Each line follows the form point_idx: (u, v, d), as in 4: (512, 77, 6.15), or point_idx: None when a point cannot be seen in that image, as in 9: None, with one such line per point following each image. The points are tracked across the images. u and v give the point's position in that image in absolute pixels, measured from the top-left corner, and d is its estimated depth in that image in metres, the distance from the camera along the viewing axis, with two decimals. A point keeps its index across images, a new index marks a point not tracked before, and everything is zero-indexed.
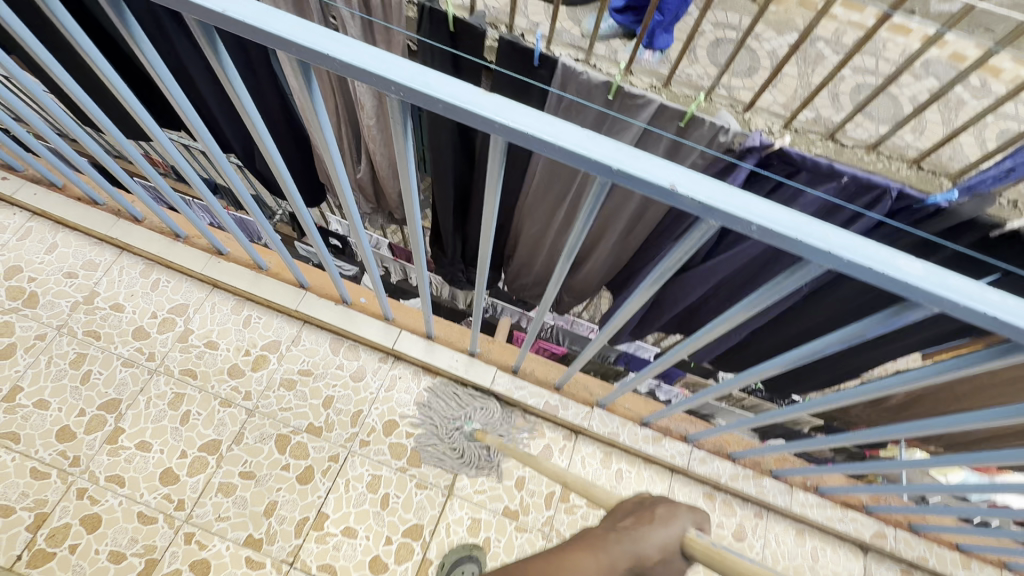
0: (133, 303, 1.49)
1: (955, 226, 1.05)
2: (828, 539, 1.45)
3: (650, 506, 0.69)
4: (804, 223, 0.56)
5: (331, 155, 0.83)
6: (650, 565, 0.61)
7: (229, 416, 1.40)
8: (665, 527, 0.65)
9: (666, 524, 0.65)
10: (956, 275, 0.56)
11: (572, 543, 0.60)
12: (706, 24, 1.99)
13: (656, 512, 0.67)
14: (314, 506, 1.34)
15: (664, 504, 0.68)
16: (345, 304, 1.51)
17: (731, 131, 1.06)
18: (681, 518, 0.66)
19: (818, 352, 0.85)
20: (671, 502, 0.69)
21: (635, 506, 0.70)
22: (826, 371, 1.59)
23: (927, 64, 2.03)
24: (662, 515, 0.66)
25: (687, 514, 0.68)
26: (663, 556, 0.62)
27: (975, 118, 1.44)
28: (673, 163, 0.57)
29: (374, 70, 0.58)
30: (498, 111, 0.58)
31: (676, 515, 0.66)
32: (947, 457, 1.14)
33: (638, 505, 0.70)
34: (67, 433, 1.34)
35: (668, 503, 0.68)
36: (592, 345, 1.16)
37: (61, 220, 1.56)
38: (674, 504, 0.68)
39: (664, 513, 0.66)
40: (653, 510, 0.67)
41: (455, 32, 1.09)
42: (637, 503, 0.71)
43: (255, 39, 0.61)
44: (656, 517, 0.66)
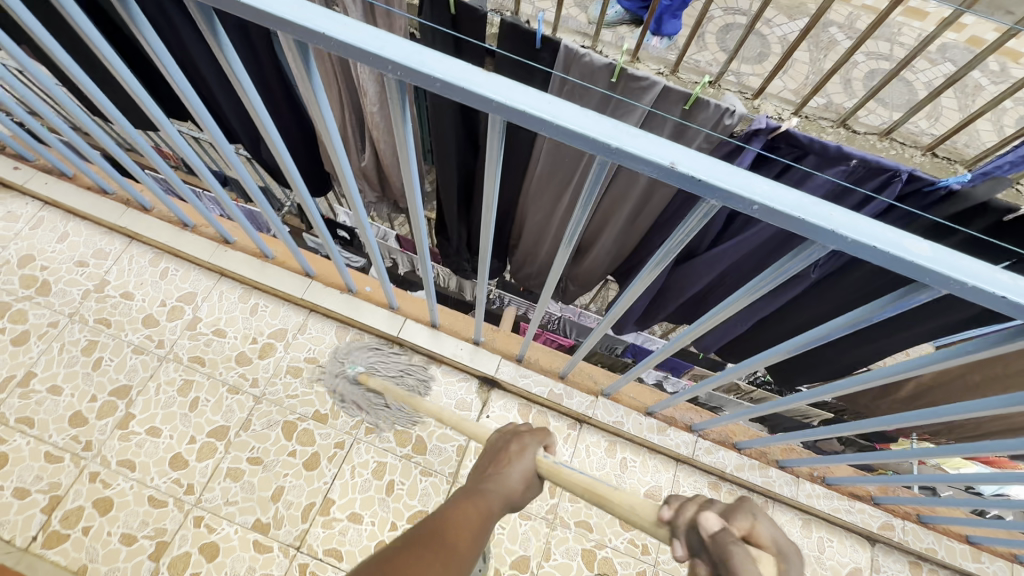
0: (142, 291, 1.51)
1: (968, 210, 1.02)
2: (835, 531, 1.44)
3: (505, 447, 0.82)
4: (807, 202, 0.55)
5: (334, 142, 0.83)
6: (517, 495, 0.76)
7: (237, 403, 1.42)
8: (520, 460, 0.79)
9: (520, 457, 0.80)
10: (965, 256, 0.55)
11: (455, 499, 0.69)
12: (715, 10, 1.96)
13: (510, 452, 0.81)
14: (321, 491, 1.35)
15: (516, 443, 0.82)
16: (350, 293, 1.52)
17: (737, 114, 1.05)
18: (531, 447, 0.82)
19: (825, 337, 0.83)
20: (519, 435, 0.84)
21: (496, 449, 0.83)
22: (835, 360, 1.58)
23: (943, 49, 1.98)
24: (515, 450, 0.81)
25: (536, 444, 0.83)
26: (525, 483, 0.78)
27: (992, 102, 1.40)
28: (673, 141, 0.56)
29: (369, 49, 0.57)
30: (495, 90, 0.57)
31: (526, 447, 0.81)
32: (958, 445, 1.13)
33: (494, 447, 0.84)
34: (80, 418, 1.37)
35: (518, 441, 0.83)
36: (595, 332, 1.15)
37: (71, 209, 1.58)
38: (523, 439, 0.83)
39: (517, 451, 0.81)
40: (511, 451, 0.81)
41: (456, 16, 1.09)
42: (494, 445, 0.85)
43: (253, 19, 0.61)
44: (512, 457, 0.80)
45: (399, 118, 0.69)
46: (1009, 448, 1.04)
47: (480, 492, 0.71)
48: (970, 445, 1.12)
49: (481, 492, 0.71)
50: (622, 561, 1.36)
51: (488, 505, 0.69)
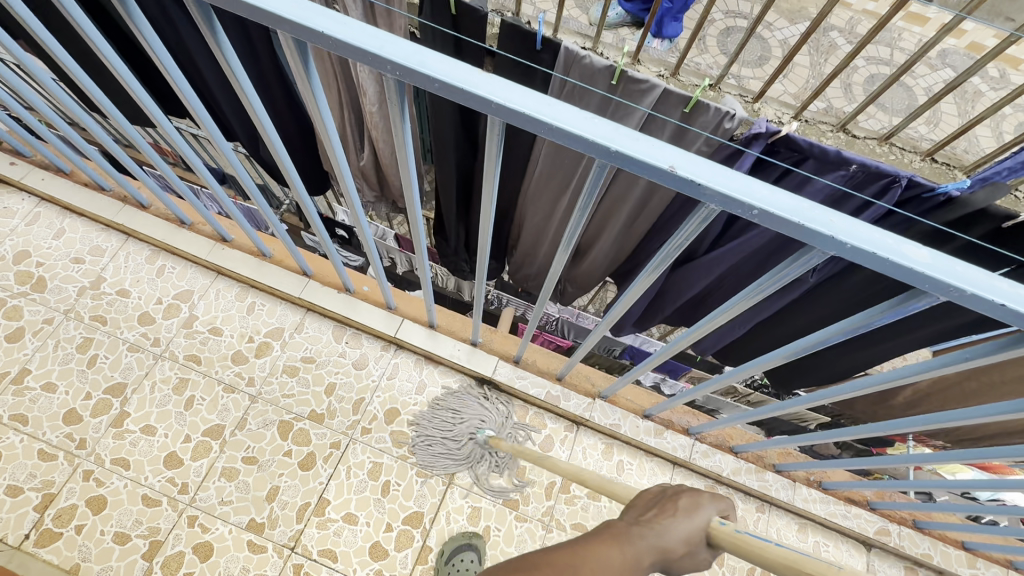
0: (138, 289, 1.51)
1: (967, 216, 1.02)
2: (830, 535, 1.44)
3: (670, 494, 0.63)
4: (806, 207, 0.55)
5: (332, 141, 0.82)
6: (673, 561, 0.58)
7: (232, 402, 1.41)
8: (688, 518, 0.60)
9: (688, 517, 0.60)
10: (964, 263, 0.55)
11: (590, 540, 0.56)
12: (716, 12, 1.96)
13: (678, 504, 0.62)
14: (316, 491, 1.35)
15: (685, 496, 0.62)
16: (348, 292, 1.52)
17: (737, 117, 1.04)
18: (706, 509, 0.61)
19: (824, 341, 0.82)
20: (694, 490, 0.63)
21: (655, 493, 0.64)
22: (833, 364, 1.58)
23: (943, 54, 1.98)
24: (685, 506, 0.61)
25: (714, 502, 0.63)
26: (686, 550, 0.59)
27: (991, 109, 1.41)
28: (673, 145, 0.55)
29: (368, 48, 0.57)
30: (494, 91, 0.57)
31: (698, 506, 0.61)
32: (953, 451, 1.13)
33: (656, 493, 0.65)
34: (74, 415, 1.36)
35: (691, 491, 0.63)
36: (593, 335, 1.15)
37: (68, 206, 1.57)
38: (698, 492, 0.63)
39: (687, 506, 0.61)
40: (674, 501, 0.62)
41: (456, 16, 1.08)
42: (656, 491, 0.65)
43: (250, 17, 0.60)
44: (678, 510, 0.61)
45: (397, 118, 0.69)
46: (1005, 455, 1.04)
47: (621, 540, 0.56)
48: (965, 451, 1.12)
49: (624, 543, 0.56)
50: None
51: (627, 560, 0.55)
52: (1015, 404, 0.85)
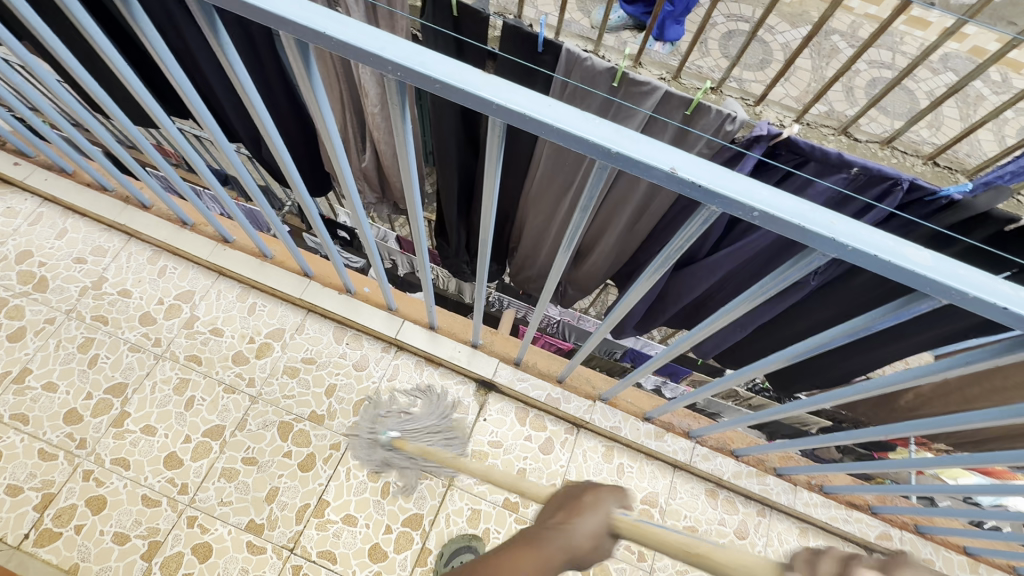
0: (140, 289, 1.51)
1: (969, 219, 1.01)
2: (832, 540, 1.43)
3: (576, 494, 0.71)
4: (807, 209, 0.55)
5: (333, 142, 0.83)
6: (582, 555, 0.65)
7: (233, 402, 1.41)
8: (593, 513, 0.68)
9: (593, 511, 0.68)
10: (965, 266, 0.55)
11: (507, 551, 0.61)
12: (717, 16, 1.97)
13: (583, 502, 0.69)
14: (316, 493, 1.35)
15: (589, 494, 0.70)
16: (349, 293, 1.52)
17: (738, 120, 1.04)
18: (609, 502, 0.69)
19: (825, 344, 0.82)
20: (596, 486, 0.72)
21: (563, 497, 0.72)
22: (834, 368, 1.57)
23: (945, 58, 1.99)
24: (589, 502, 0.69)
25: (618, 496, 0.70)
26: (594, 543, 0.66)
27: (993, 113, 1.41)
28: (674, 147, 0.55)
29: (370, 49, 0.57)
30: (496, 92, 0.57)
31: (600, 500, 0.69)
32: (956, 455, 1.12)
33: (566, 495, 0.72)
34: (74, 415, 1.36)
35: (593, 489, 0.71)
36: (593, 337, 1.15)
37: (71, 206, 1.58)
38: (599, 488, 0.71)
39: (591, 502, 0.69)
40: (580, 500, 0.70)
41: (458, 18, 1.08)
42: (565, 494, 0.73)
43: (252, 18, 0.60)
44: (584, 507, 0.68)
45: (398, 120, 0.69)
46: (1008, 460, 1.03)
47: (537, 540, 0.63)
48: (967, 455, 1.12)
49: (539, 541, 0.63)
50: (618, 568, 1.35)
51: (542, 557, 0.61)
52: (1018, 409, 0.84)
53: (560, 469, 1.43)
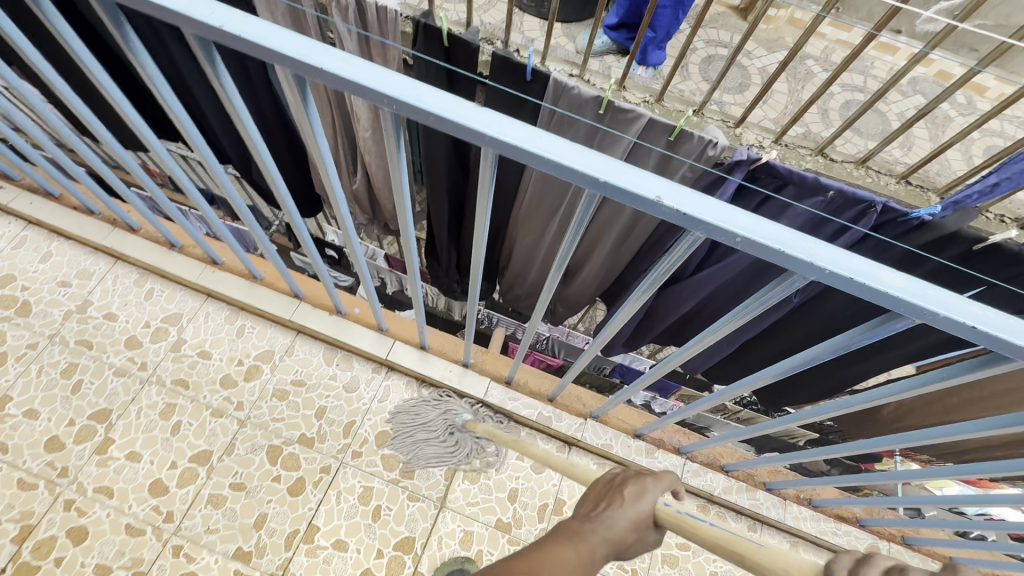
0: (126, 312, 1.49)
1: (939, 239, 1.06)
2: (822, 553, 1.44)
3: (618, 486, 0.72)
4: (786, 235, 0.57)
5: (327, 167, 0.84)
6: (627, 546, 0.67)
7: (220, 426, 1.39)
8: (638, 502, 0.69)
9: (638, 502, 0.69)
10: (936, 287, 0.57)
11: (552, 539, 0.62)
12: (697, 42, 2.04)
13: (625, 494, 0.70)
14: (305, 518, 1.33)
15: (633, 484, 0.71)
16: (339, 314, 1.52)
17: (720, 145, 1.08)
18: (652, 493, 0.71)
19: (810, 361, 0.84)
20: (640, 476, 0.72)
21: (606, 486, 0.73)
22: (819, 382, 1.60)
23: (914, 82, 2.07)
24: (632, 495, 0.70)
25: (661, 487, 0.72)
26: (636, 535, 0.68)
27: (960, 135, 1.47)
28: (660, 176, 0.58)
29: (366, 83, 0.59)
30: (488, 124, 0.59)
31: (645, 492, 0.70)
32: (939, 467, 1.15)
33: (607, 484, 0.74)
34: (56, 443, 1.33)
35: (636, 480, 0.72)
36: (584, 356, 1.16)
37: (56, 229, 1.56)
38: (642, 477, 0.72)
39: (635, 494, 0.70)
40: (622, 491, 0.70)
41: (449, 48, 1.11)
42: (607, 481, 0.74)
43: (252, 53, 0.62)
44: (627, 499, 0.69)
45: (392, 149, 0.71)
46: (988, 470, 1.06)
47: (586, 534, 0.64)
48: (952, 466, 1.14)
49: (584, 537, 0.63)
50: None
51: (589, 550, 0.61)
52: (995, 421, 0.87)
53: (552, 488, 1.43)
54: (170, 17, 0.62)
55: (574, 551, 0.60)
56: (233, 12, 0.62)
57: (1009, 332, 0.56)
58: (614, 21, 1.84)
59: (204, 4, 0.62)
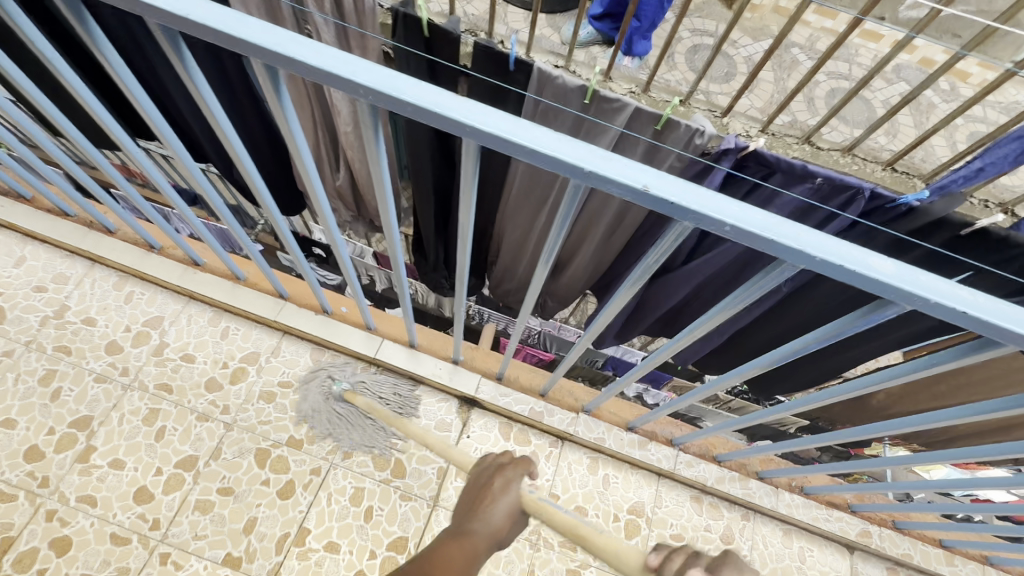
0: (105, 316, 1.45)
1: (927, 225, 1.06)
2: (815, 540, 1.45)
3: (487, 481, 0.83)
4: (775, 222, 0.56)
5: (306, 162, 0.81)
6: (502, 533, 0.78)
7: (206, 430, 1.37)
8: (506, 493, 0.81)
9: (504, 493, 0.81)
10: (927, 273, 0.56)
11: (435, 547, 0.73)
12: (683, 31, 2.03)
13: (494, 487, 0.82)
14: (296, 521, 1.31)
15: (500, 478, 0.83)
16: (326, 314, 1.49)
17: (706, 134, 1.07)
18: (515, 482, 0.82)
19: (803, 348, 0.83)
20: (504, 469, 0.85)
21: (479, 482, 0.84)
22: (810, 370, 1.60)
23: (898, 69, 2.08)
24: (499, 487, 0.82)
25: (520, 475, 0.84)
26: (509, 521, 0.79)
27: (945, 120, 1.48)
28: (646, 164, 0.56)
29: (341, 74, 0.57)
30: (469, 113, 0.57)
31: (509, 482, 0.82)
32: (929, 452, 1.16)
33: (478, 480, 0.85)
34: (36, 452, 1.29)
35: (502, 474, 0.84)
36: (575, 348, 1.15)
37: (29, 233, 1.51)
38: (506, 471, 0.84)
39: (501, 488, 0.81)
40: (491, 487, 0.82)
41: (429, 38, 1.09)
42: (479, 475, 0.86)
43: (222, 44, 0.60)
44: (495, 493, 0.81)
45: (372, 143, 0.69)
46: (977, 455, 1.07)
47: (469, 534, 0.74)
48: (941, 451, 1.15)
49: (462, 539, 0.74)
50: None
51: (467, 550, 0.72)
52: (985, 406, 0.87)
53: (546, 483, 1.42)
54: (134, 7, 0.59)
55: (457, 552, 0.71)
56: (200, 0, 0.59)
57: (1001, 317, 0.56)
58: (598, 11, 1.83)
59: None
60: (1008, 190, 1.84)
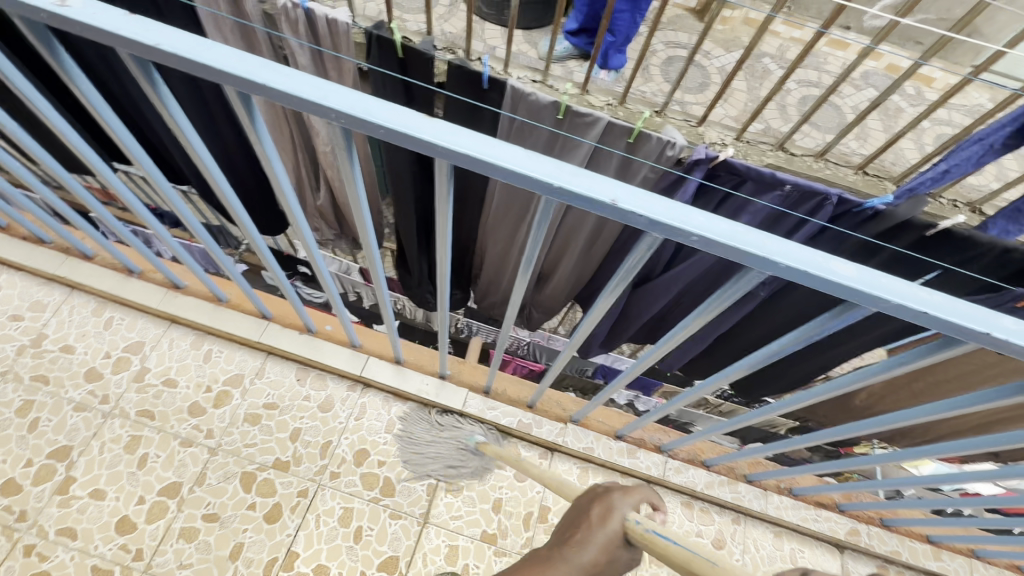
0: (84, 343, 1.43)
1: (892, 228, 1.09)
2: (805, 540, 1.46)
3: (590, 506, 0.76)
4: (740, 231, 0.58)
5: (282, 184, 0.82)
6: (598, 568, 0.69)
7: (190, 456, 1.35)
8: (608, 520, 0.71)
9: (605, 523, 0.71)
10: (889, 276, 0.58)
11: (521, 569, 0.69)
12: (657, 44, 2.08)
13: (593, 515, 0.73)
14: (284, 545, 1.29)
15: (600, 503, 0.74)
16: (310, 333, 1.48)
17: (677, 145, 1.10)
18: (619, 509, 0.72)
19: (780, 351, 0.85)
20: (608, 494, 0.75)
21: (585, 504, 0.77)
22: (794, 371, 1.63)
23: (865, 75, 2.15)
24: (598, 514, 0.73)
25: (631, 504, 0.73)
26: (607, 556, 0.70)
27: (911, 124, 1.53)
28: (615, 179, 0.58)
29: (312, 99, 0.58)
30: (440, 134, 0.58)
31: (611, 509, 0.73)
32: (910, 450, 1.18)
33: (583, 507, 0.77)
34: (13, 486, 1.26)
35: (604, 500, 0.74)
36: (560, 358, 1.15)
37: (5, 261, 1.49)
38: (614, 495, 0.74)
39: (600, 515, 0.72)
40: (594, 512, 0.73)
41: (404, 59, 1.10)
42: (585, 500, 0.78)
43: (193, 72, 0.60)
44: (593, 519, 0.72)
45: (346, 165, 0.70)
46: (957, 449, 1.10)
47: (552, 562, 0.69)
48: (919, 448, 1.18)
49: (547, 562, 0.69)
50: None
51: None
52: (960, 401, 0.89)
53: (537, 495, 1.42)
54: (104, 38, 0.59)
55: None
56: (171, 30, 0.60)
57: (960, 316, 0.57)
58: (574, 27, 1.87)
59: (137, 22, 0.60)
60: (975, 190, 1.90)
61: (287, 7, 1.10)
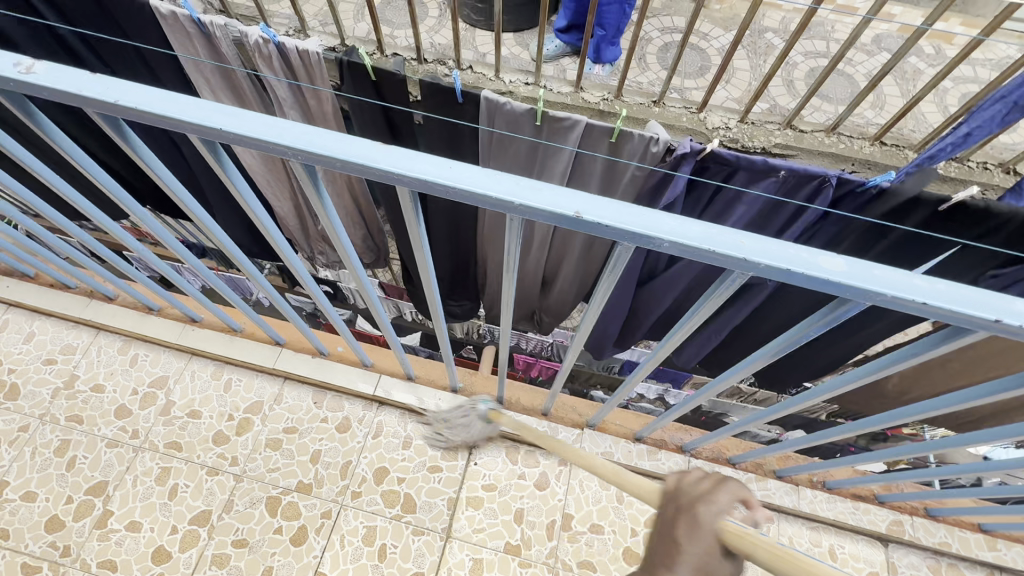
0: (113, 382, 1.49)
1: (900, 206, 1.03)
2: (845, 535, 1.39)
3: (677, 513, 0.68)
4: (714, 233, 0.55)
5: (261, 217, 0.83)
6: None
7: (217, 484, 1.39)
8: (700, 535, 0.66)
9: (695, 536, 0.66)
10: (881, 266, 0.55)
11: None
12: (652, 32, 2.02)
13: (682, 526, 0.67)
14: (312, 566, 1.31)
15: (684, 523, 0.67)
16: (322, 355, 1.51)
17: (662, 140, 1.07)
18: (710, 522, 0.66)
19: (801, 337, 0.76)
20: (695, 505, 0.68)
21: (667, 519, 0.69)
22: (820, 357, 1.56)
23: (878, 38, 2.04)
24: (686, 527, 0.67)
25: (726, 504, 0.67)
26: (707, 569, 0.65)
27: (927, 87, 1.43)
28: (577, 190, 0.56)
29: (267, 139, 0.59)
30: (395, 162, 0.58)
31: (697, 521, 0.66)
32: (967, 433, 1.06)
33: (665, 518, 0.70)
34: (56, 522, 1.33)
35: (688, 514, 0.67)
36: (569, 352, 1.03)
37: (35, 308, 1.56)
38: (696, 505, 0.68)
39: (688, 530, 0.66)
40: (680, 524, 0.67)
41: (377, 82, 1.12)
42: (671, 504, 0.70)
43: (153, 124, 0.62)
44: (686, 537, 0.66)
45: (315, 196, 0.70)
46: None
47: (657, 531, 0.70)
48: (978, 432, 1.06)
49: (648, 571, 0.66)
50: None
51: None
52: (1014, 380, 0.75)
53: (559, 503, 1.40)
54: (67, 99, 0.61)
55: None
56: (128, 85, 0.61)
57: (966, 304, 0.53)
58: (563, 25, 1.84)
59: (98, 81, 0.61)
60: (1007, 149, 1.78)
61: (259, 44, 1.13)
